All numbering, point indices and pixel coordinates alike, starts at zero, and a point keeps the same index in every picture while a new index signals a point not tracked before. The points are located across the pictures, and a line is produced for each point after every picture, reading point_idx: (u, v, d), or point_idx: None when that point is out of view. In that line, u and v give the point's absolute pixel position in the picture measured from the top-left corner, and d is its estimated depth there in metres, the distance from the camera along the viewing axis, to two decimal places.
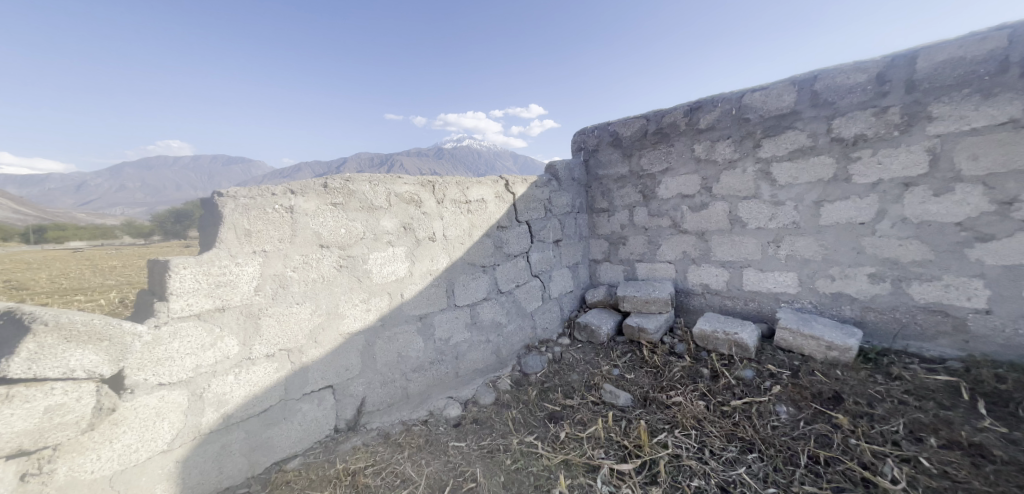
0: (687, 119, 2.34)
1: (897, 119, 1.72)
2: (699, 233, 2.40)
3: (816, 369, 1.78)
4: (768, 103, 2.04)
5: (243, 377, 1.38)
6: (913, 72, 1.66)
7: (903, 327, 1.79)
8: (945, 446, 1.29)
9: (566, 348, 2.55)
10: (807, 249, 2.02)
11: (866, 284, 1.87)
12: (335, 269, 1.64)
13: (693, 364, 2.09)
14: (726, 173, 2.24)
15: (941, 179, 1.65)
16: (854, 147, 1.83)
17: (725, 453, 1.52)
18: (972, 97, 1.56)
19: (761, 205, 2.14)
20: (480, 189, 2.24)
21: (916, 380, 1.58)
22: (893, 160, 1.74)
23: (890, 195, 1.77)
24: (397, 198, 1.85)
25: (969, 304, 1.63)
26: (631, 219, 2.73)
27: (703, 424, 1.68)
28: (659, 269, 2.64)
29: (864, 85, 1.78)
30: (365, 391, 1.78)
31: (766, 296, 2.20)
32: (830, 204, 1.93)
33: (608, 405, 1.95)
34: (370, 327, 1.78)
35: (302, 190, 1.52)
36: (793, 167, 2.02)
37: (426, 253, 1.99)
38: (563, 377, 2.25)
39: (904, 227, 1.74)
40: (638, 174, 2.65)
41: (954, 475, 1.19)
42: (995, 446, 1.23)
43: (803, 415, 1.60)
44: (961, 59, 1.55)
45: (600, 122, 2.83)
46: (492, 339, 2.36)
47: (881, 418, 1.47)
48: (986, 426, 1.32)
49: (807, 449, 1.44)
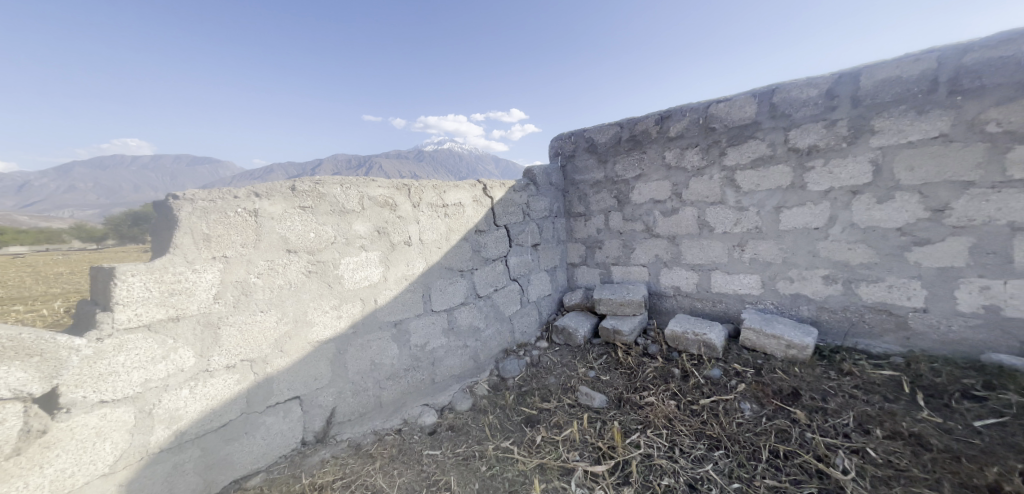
0: (658, 127, 2.43)
1: (845, 131, 1.85)
2: (671, 237, 2.49)
3: (778, 367, 1.87)
4: (731, 113, 2.15)
5: (199, 390, 1.30)
6: (857, 88, 1.80)
7: (853, 326, 1.92)
8: (889, 437, 1.39)
9: (544, 351, 2.57)
10: (768, 253, 2.13)
11: (821, 285, 1.99)
12: (304, 275, 1.59)
13: (665, 364, 2.15)
14: (695, 179, 2.34)
15: (883, 188, 1.78)
16: (809, 157, 1.95)
17: (694, 451, 1.57)
18: (908, 113, 1.70)
19: (727, 211, 2.24)
20: (457, 193, 2.22)
21: (864, 375, 1.69)
22: (843, 170, 1.87)
23: (840, 201, 1.90)
24: (371, 201, 1.82)
25: (910, 303, 1.77)
26: (607, 223, 2.80)
27: (674, 423, 1.74)
28: (633, 273, 2.71)
29: (816, 99, 1.91)
30: (335, 401, 1.72)
31: (732, 297, 2.31)
32: (788, 210, 2.05)
33: (584, 407, 1.98)
34: (341, 335, 1.72)
35: (268, 192, 1.47)
36: (755, 175, 2.13)
37: (401, 257, 1.96)
38: (540, 381, 2.26)
39: (853, 232, 1.87)
40: (612, 179, 2.72)
41: (897, 464, 1.28)
42: (931, 435, 1.34)
43: (765, 411, 1.68)
44: (898, 78, 1.70)
45: (576, 128, 2.89)
46: (470, 344, 2.34)
47: (833, 411, 1.56)
48: (923, 417, 1.43)
49: (768, 444, 1.51)
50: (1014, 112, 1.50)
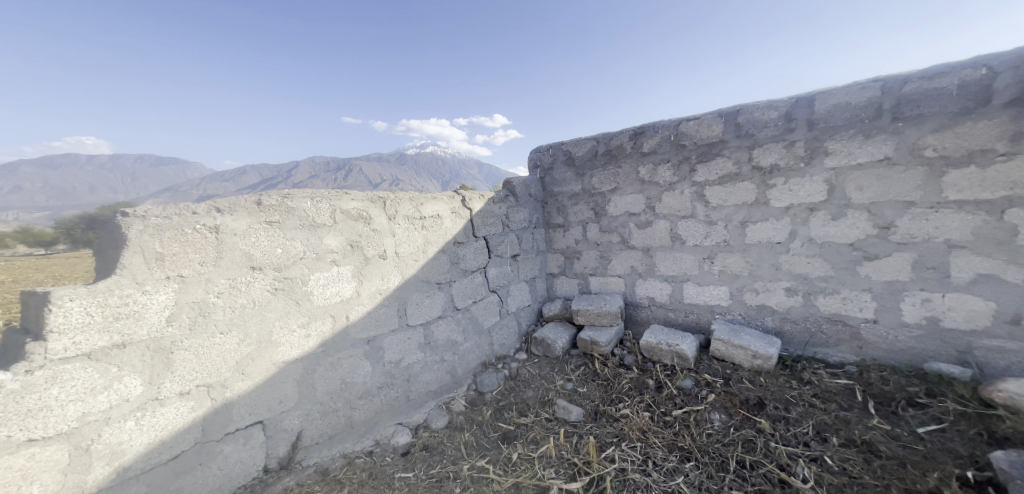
0: (632, 143, 2.51)
1: (802, 152, 1.97)
2: (645, 249, 2.56)
3: (745, 377, 1.94)
4: (700, 132, 2.25)
5: (147, 421, 1.22)
6: (812, 112, 1.92)
7: (813, 336, 2.02)
8: (845, 444, 1.46)
9: (523, 363, 2.55)
10: (736, 266, 2.22)
11: (784, 296, 2.09)
12: (270, 292, 1.52)
13: (640, 375, 2.19)
14: (667, 194, 2.42)
15: (837, 205, 1.90)
16: (771, 175, 2.06)
17: (667, 463, 1.59)
18: (857, 137, 1.83)
19: (697, 224, 2.33)
20: (435, 205, 2.20)
21: (822, 384, 1.78)
22: (801, 188, 1.99)
23: (799, 217, 2.01)
24: (344, 215, 1.77)
25: (861, 314, 1.88)
26: (585, 235, 2.85)
27: (648, 435, 1.76)
28: (610, 284, 2.76)
29: (776, 121, 2.02)
30: (302, 424, 1.64)
31: (702, 308, 2.38)
32: (753, 225, 2.15)
33: (560, 421, 1.98)
34: (309, 354, 1.65)
35: (230, 208, 1.41)
36: (722, 191, 2.22)
37: (375, 271, 1.91)
38: (518, 394, 2.24)
39: (812, 246, 1.98)
40: (590, 192, 2.77)
41: (851, 471, 1.35)
42: (881, 443, 1.41)
43: (733, 421, 1.73)
44: (847, 104, 1.83)
45: (554, 141, 2.94)
46: (447, 358, 2.30)
47: (794, 420, 1.63)
48: (874, 424, 1.51)
49: (735, 454, 1.56)
50: (948, 139, 1.63)
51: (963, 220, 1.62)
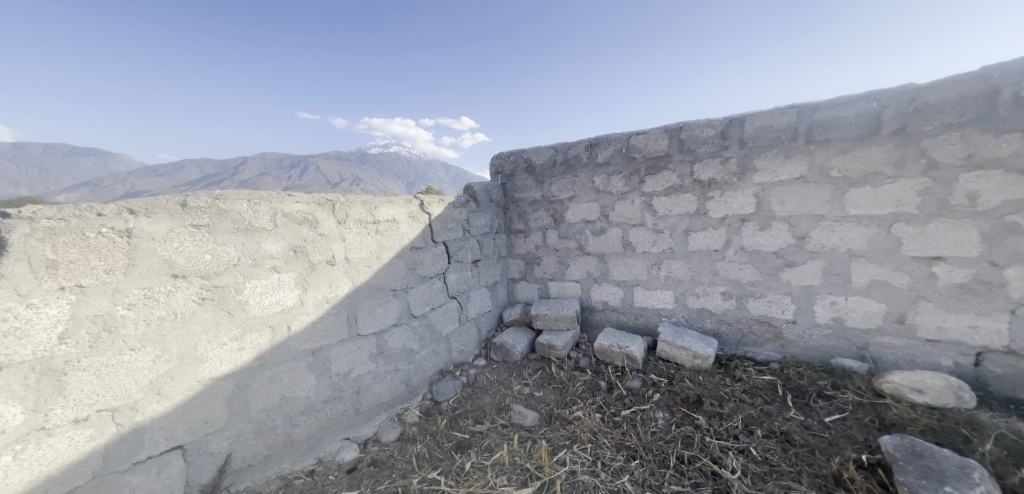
0: (588, 153, 2.61)
1: (735, 168, 2.12)
2: (600, 255, 2.66)
3: (686, 377, 2.07)
4: (648, 145, 2.38)
5: (29, 456, 1.05)
6: (743, 132, 2.08)
7: (744, 336, 2.21)
8: (767, 435, 1.61)
9: (481, 370, 2.54)
10: (680, 271, 2.37)
11: (720, 300, 2.26)
12: (196, 303, 1.38)
13: (593, 377, 2.26)
14: (620, 203, 2.54)
15: (763, 218, 2.07)
16: (709, 188, 2.21)
17: (614, 463, 1.65)
18: (779, 156, 1.99)
19: (646, 232, 2.46)
20: (391, 209, 2.13)
21: (751, 380, 1.94)
22: (734, 201, 2.15)
23: (733, 228, 2.17)
24: (286, 218, 1.66)
25: (784, 316, 2.07)
26: (544, 241, 2.90)
27: (598, 436, 1.82)
28: (568, 288, 2.84)
29: (714, 138, 2.17)
30: (232, 446, 1.51)
31: (651, 311, 2.52)
32: (694, 234, 2.30)
33: (516, 427, 1.98)
34: (243, 369, 1.52)
35: (147, 209, 1.28)
36: (668, 201, 2.36)
37: (321, 278, 1.80)
38: (475, 402, 2.22)
39: (743, 254, 2.16)
40: (549, 199, 2.84)
41: (771, 460, 1.49)
42: (796, 432, 1.57)
43: (675, 418, 1.83)
44: (770, 127, 1.99)
45: (515, 148, 2.98)
46: (401, 367, 2.21)
47: (727, 415, 1.76)
48: (792, 416, 1.67)
49: (675, 450, 1.65)
50: (849, 162, 1.81)
51: (860, 232, 1.82)
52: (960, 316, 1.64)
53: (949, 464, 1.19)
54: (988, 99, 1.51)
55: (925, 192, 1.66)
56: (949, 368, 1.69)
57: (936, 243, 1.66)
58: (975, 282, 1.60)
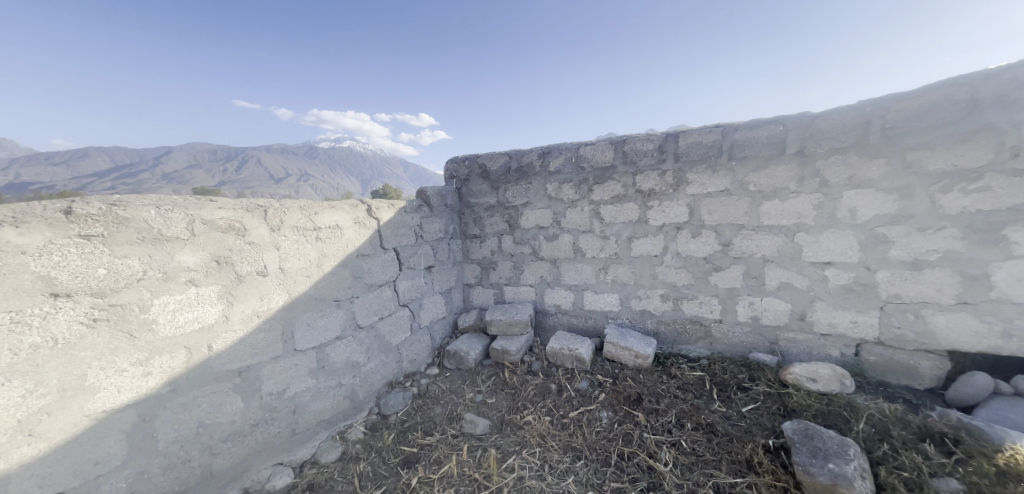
0: (541, 161, 2.67)
1: (671, 180, 2.29)
2: (554, 261, 2.74)
3: (629, 376, 2.19)
4: (595, 156, 2.49)
5: None
6: (677, 147, 2.24)
7: (680, 335, 2.39)
8: (695, 427, 1.75)
9: (433, 379, 2.47)
10: (625, 276, 2.51)
11: (660, 302, 2.43)
12: (84, 325, 1.20)
13: (544, 381, 2.30)
14: (571, 210, 2.63)
15: (695, 226, 2.26)
16: (650, 198, 2.37)
17: (561, 465, 1.70)
18: (707, 171, 2.18)
19: (594, 239, 2.58)
20: (334, 215, 2.01)
21: (684, 376, 2.10)
22: (671, 210, 2.31)
23: (670, 235, 2.34)
24: (206, 226, 1.50)
25: (712, 316, 2.27)
26: (500, 246, 2.92)
27: (546, 440, 1.85)
28: (523, 293, 2.88)
29: (653, 151, 2.32)
30: (133, 486, 1.32)
31: (599, 314, 2.63)
32: (637, 241, 2.44)
33: (466, 436, 1.95)
34: (149, 397, 1.34)
35: (16, 218, 1.08)
36: (614, 209, 2.49)
37: (251, 291, 1.65)
38: (425, 413, 2.15)
39: (679, 259, 2.33)
40: (504, 205, 2.86)
41: (698, 451, 1.62)
42: (718, 423, 1.73)
43: (618, 417, 1.92)
44: (699, 143, 2.18)
45: (470, 153, 2.97)
46: (346, 382, 2.08)
47: (663, 411, 1.89)
48: (717, 408, 1.83)
49: (617, 448, 1.73)
50: (762, 178, 2.04)
51: (772, 239, 2.05)
52: (845, 313, 1.91)
53: (833, 443, 1.38)
54: (863, 128, 1.76)
55: (819, 205, 1.91)
56: (837, 358, 1.95)
57: (828, 250, 1.91)
58: (856, 283, 1.87)
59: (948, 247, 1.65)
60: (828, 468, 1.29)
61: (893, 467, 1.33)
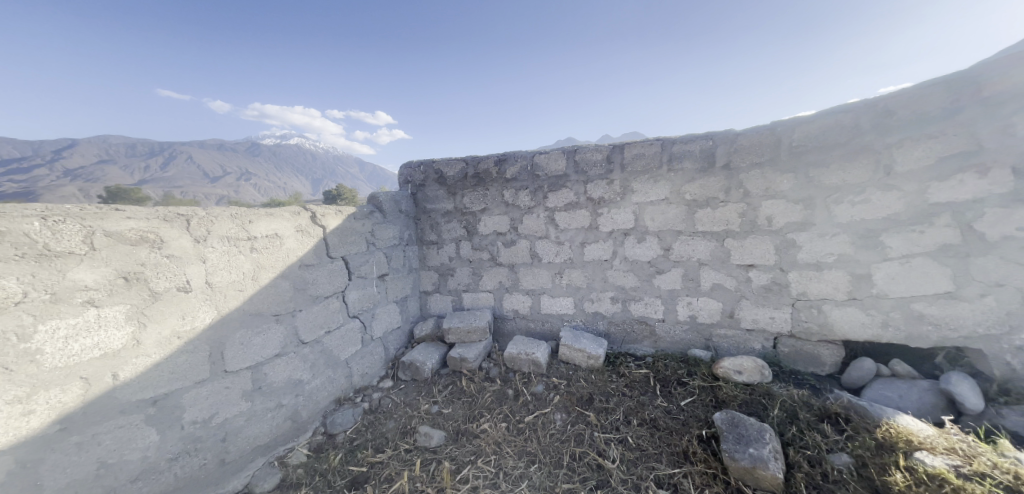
0: (497, 168, 2.69)
1: (618, 188, 2.42)
2: (511, 266, 2.76)
3: (582, 377, 2.26)
4: (549, 164, 2.56)
5: None
6: (624, 158, 2.38)
7: (629, 334, 2.52)
8: (641, 423, 1.85)
9: (386, 392, 2.37)
10: (579, 280, 2.60)
11: (610, 304, 2.54)
12: None
13: (501, 387, 2.30)
14: (527, 216, 2.68)
15: (640, 232, 2.40)
16: (600, 205, 2.48)
17: (515, 471, 1.71)
18: (650, 180, 2.34)
19: (550, 244, 2.64)
20: (272, 223, 1.87)
21: (631, 374, 2.21)
22: (619, 217, 2.44)
23: (619, 240, 2.47)
24: (110, 239, 1.33)
25: (656, 316, 2.43)
26: (458, 252, 2.89)
27: (502, 447, 1.85)
28: (481, 299, 2.87)
29: (602, 161, 2.44)
30: None
31: (555, 317, 2.70)
32: (590, 246, 2.55)
33: (420, 450, 1.89)
34: (33, 439, 1.15)
35: None
36: (567, 216, 2.58)
37: (170, 309, 1.48)
38: (376, 429, 2.05)
39: (626, 263, 2.47)
40: (461, 211, 2.84)
41: (642, 446, 1.72)
42: (660, 418, 1.85)
43: (571, 418, 1.97)
44: (643, 154, 2.32)
45: (425, 158, 2.91)
46: (288, 402, 1.93)
47: (612, 409, 1.97)
48: (660, 403, 1.96)
49: (569, 449, 1.78)
50: (696, 188, 2.23)
51: (706, 244, 2.24)
52: (767, 310, 2.13)
53: (752, 429, 1.53)
54: (775, 146, 1.99)
55: (743, 214, 2.12)
56: (760, 350, 2.17)
57: (751, 254, 2.13)
58: (774, 283, 2.10)
59: (842, 250, 1.92)
60: (749, 453, 1.44)
61: (800, 447, 1.51)
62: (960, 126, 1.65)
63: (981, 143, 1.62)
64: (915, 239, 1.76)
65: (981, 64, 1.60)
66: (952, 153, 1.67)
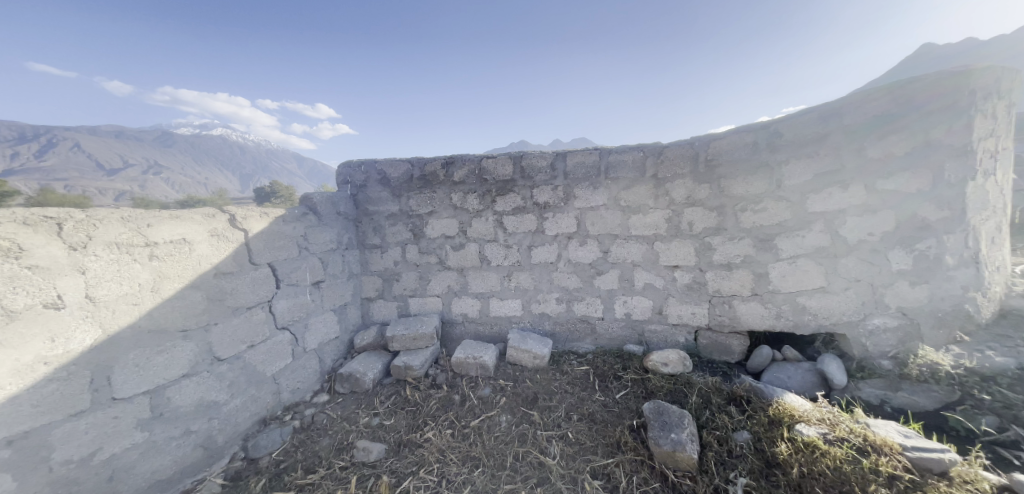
0: (444, 171, 2.66)
1: (562, 194, 2.52)
2: (460, 270, 2.74)
3: (528, 377, 2.31)
4: (497, 169, 2.59)
5: None
6: (566, 165, 2.48)
7: (572, 333, 2.63)
8: (580, 419, 1.94)
9: (321, 407, 2.21)
10: (527, 282, 2.66)
11: (556, 305, 2.63)
12: None
13: (448, 392, 2.26)
14: (475, 220, 2.67)
15: (582, 236, 2.53)
16: (546, 210, 2.56)
17: (458, 477, 1.69)
18: (590, 187, 2.46)
19: (498, 247, 2.67)
20: (177, 227, 1.67)
21: (573, 372, 2.31)
22: (563, 221, 2.54)
23: (563, 244, 2.57)
24: None
25: (597, 315, 2.56)
26: (403, 257, 2.79)
27: (446, 454, 1.82)
28: (428, 304, 2.80)
29: (546, 167, 2.52)
30: None
31: (503, 320, 2.73)
32: (536, 249, 2.61)
33: (357, 466, 1.79)
34: None
35: None
36: (514, 220, 2.62)
37: (34, 331, 1.24)
38: (308, 448, 1.90)
39: (570, 265, 2.57)
40: (407, 213, 2.75)
41: (580, 440, 1.80)
42: (597, 412, 1.95)
43: (515, 418, 2.01)
44: (584, 162, 2.45)
45: (367, 158, 2.78)
46: (200, 427, 1.71)
47: (554, 407, 2.05)
48: (598, 397, 2.07)
49: (512, 450, 1.81)
50: (631, 195, 2.40)
51: (640, 247, 2.42)
52: (690, 306, 2.36)
53: (673, 416, 1.69)
54: (693, 159, 2.22)
55: (669, 219, 2.33)
56: (685, 343, 2.39)
57: (677, 256, 2.35)
58: (695, 282, 2.33)
59: (747, 252, 2.19)
60: (671, 438, 1.59)
61: (712, 428, 1.70)
62: (829, 149, 1.98)
63: (844, 164, 1.96)
64: (800, 242, 2.08)
65: (842, 99, 1.95)
66: (824, 172, 2.00)
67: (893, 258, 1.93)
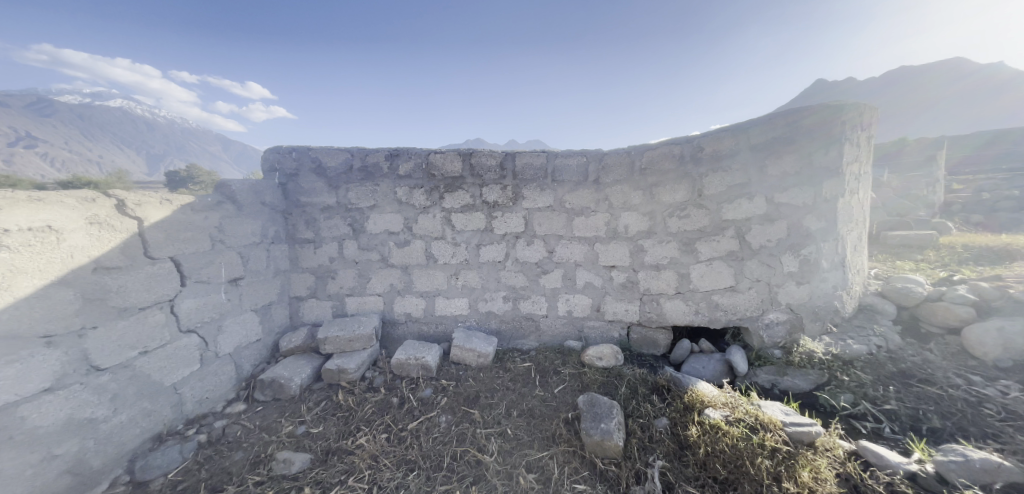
0: (388, 163, 2.53)
1: (511, 193, 2.54)
2: (404, 267, 2.63)
3: (470, 375, 2.29)
4: (445, 165, 2.53)
5: None
6: (515, 165, 2.51)
7: (517, 331, 2.66)
8: (519, 414, 1.97)
9: (236, 418, 1.97)
10: (473, 280, 2.64)
11: (501, 303, 2.65)
12: None
13: (385, 395, 2.15)
14: (422, 216, 2.59)
15: (529, 236, 2.57)
16: (495, 209, 2.56)
17: (391, 483, 1.62)
18: (537, 187, 2.52)
19: (446, 245, 2.61)
20: (38, 212, 1.40)
21: (515, 369, 2.34)
22: (511, 221, 2.56)
23: (510, 243, 2.59)
24: None
25: (541, 313, 2.63)
26: (340, 253, 2.61)
27: (379, 459, 1.74)
28: (368, 303, 2.65)
29: (495, 166, 2.52)
30: None
31: (448, 319, 2.68)
32: (484, 247, 2.61)
33: (276, 480, 1.63)
34: None
35: None
36: (463, 217, 2.58)
37: None
38: (215, 465, 1.69)
39: (517, 264, 2.60)
40: (345, 207, 2.58)
41: (518, 436, 1.83)
42: (536, 407, 2.00)
43: (455, 418, 1.98)
44: (532, 163, 2.49)
45: (300, 144, 2.55)
46: (69, 450, 1.43)
47: (495, 404, 2.06)
48: (537, 392, 2.12)
49: (450, 450, 1.78)
50: (574, 198, 2.49)
51: (581, 248, 2.53)
52: (625, 304, 2.52)
53: (603, 407, 1.80)
54: (630, 166, 2.38)
55: (608, 222, 2.47)
56: (619, 339, 2.55)
57: (614, 257, 2.49)
58: (629, 282, 2.49)
59: (673, 255, 2.40)
60: (600, 428, 1.68)
61: (637, 417, 1.83)
62: (740, 164, 2.24)
63: (751, 179, 2.24)
64: (715, 246, 2.32)
65: (747, 122, 2.23)
66: (735, 184, 2.25)
67: (786, 261, 2.25)
